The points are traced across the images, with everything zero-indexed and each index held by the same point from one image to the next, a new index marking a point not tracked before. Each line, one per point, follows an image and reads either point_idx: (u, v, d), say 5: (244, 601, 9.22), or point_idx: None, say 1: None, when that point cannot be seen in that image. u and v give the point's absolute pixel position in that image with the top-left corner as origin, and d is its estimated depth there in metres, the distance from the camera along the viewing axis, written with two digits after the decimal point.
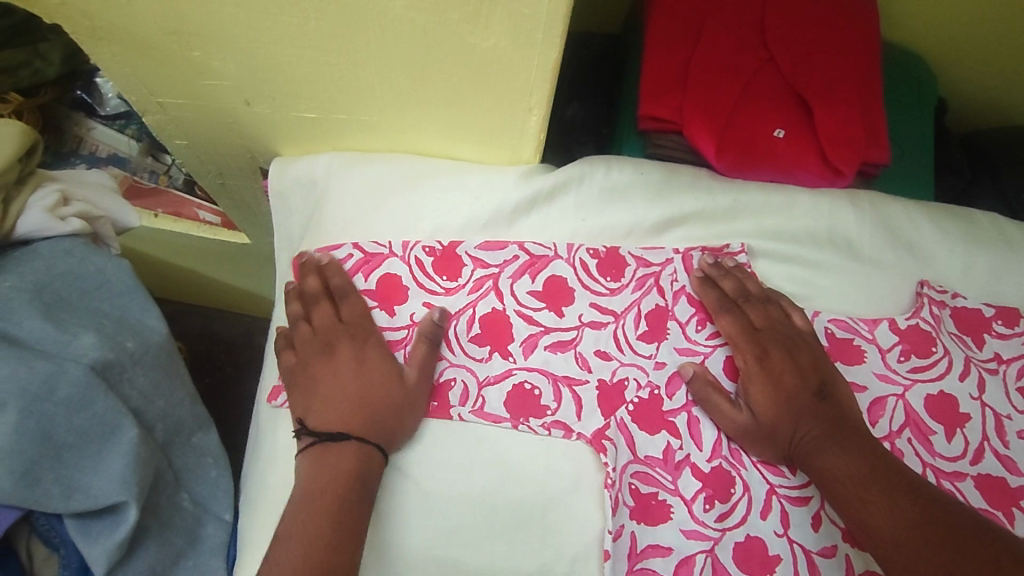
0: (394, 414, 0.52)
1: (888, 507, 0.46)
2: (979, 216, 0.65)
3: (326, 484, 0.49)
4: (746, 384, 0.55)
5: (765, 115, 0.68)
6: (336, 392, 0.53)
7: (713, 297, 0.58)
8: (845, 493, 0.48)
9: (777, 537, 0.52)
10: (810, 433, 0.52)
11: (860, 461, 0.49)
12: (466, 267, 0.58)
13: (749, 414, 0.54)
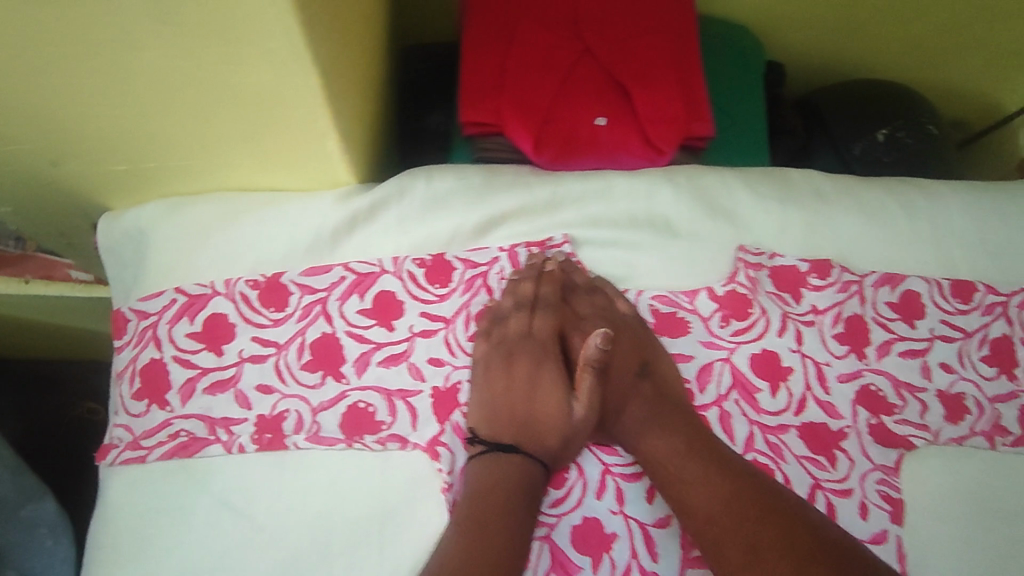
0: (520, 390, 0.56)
1: (708, 484, 0.49)
2: (792, 176, 0.67)
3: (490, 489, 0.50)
4: (549, 387, 0.56)
5: (584, 105, 0.70)
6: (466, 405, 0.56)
7: (514, 307, 0.59)
8: (675, 477, 0.51)
9: (613, 515, 0.55)
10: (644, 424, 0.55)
11: (688, 444, 0.52)
12: (292, 295, 0.59)
13: (566, 416, 0.54)
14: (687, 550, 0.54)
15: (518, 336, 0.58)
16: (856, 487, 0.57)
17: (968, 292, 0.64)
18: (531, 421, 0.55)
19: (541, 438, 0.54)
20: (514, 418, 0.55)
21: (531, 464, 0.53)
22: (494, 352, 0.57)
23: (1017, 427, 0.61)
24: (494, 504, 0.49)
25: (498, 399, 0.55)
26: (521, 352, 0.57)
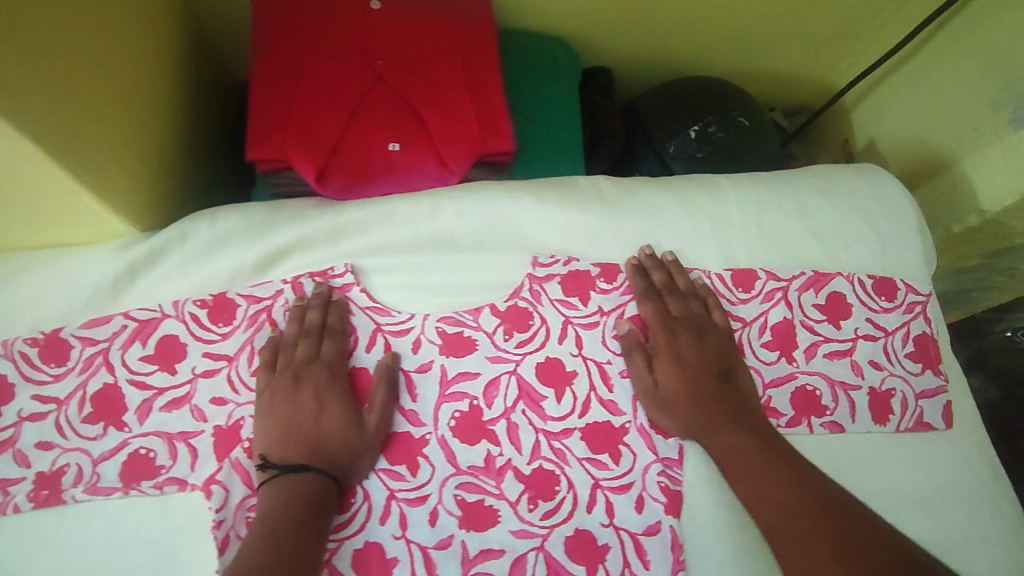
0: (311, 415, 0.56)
1: (712, 412, 0.58)
2: (577, 182, 0.69)
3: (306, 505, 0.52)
4: (334, 409, 0.57)
5: (375, 131, 0.72)
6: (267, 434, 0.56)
7: (301, 334, 0.60)
8: (678, 402, 0.59)
9: (395, 540, 0.56)
10: (665, 353, 0.61)
11: (688, 375, 0.60)
12: (73, 349, 0.59)
13: (349, 436, 0.56)
14: (467, 565, 0.56)
15: (305, 362, 0.58)
16: (637, 479, 0.59)
17: (748, 280, 0.66)
18: (318, 438, 0.55)
19: (327, 459, 0.55)
20: (296, 442, 0.55)
21: (317, 480, 0.53)
22: (283, 374, 0.58)
23: (790, 408, 0.63)
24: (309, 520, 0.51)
25: (288, 424, 0.56)
26: (308, 376, 0.58)
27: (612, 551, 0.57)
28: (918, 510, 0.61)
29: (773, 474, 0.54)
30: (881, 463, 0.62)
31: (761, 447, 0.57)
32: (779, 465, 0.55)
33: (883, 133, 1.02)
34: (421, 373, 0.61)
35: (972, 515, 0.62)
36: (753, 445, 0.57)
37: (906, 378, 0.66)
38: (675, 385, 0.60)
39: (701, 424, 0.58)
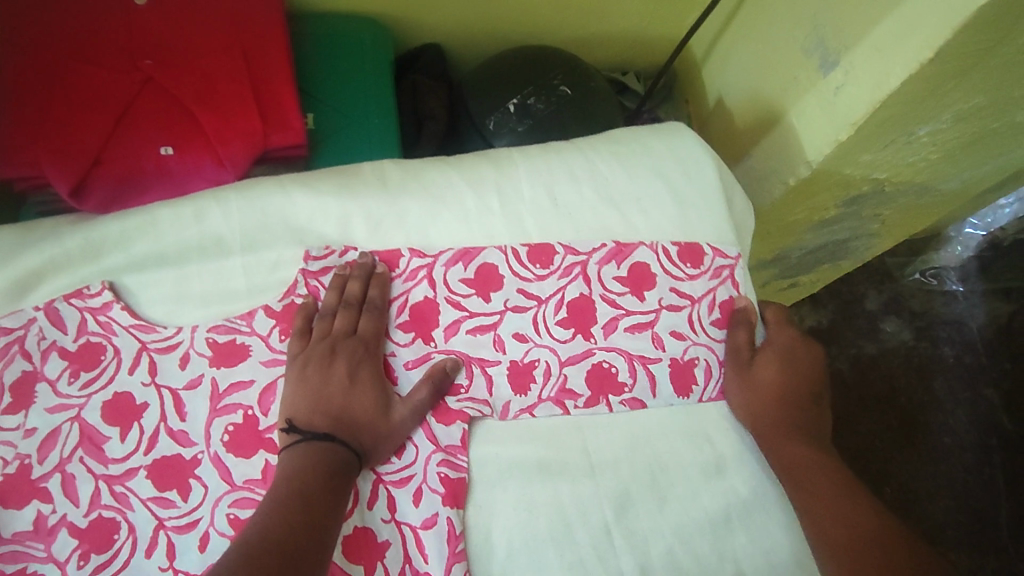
0: (322, 391, 0.57)
1: (790, 422, 0.62)
2: (359, 171, 0.66)
3: (309, 473, 0.52)
4: (368, 384, 0.58)
5: (141, 136, 0.67)
6: (298, 403, 0.57)
7: (340, 305, 0.61)
8: (753, 398, 0.62)
9: (162, 572, 0.54)
10: (795, 347, 0.66)
11: (755, 378, 0.63)
12: None
13: (383, 414, 0.57)
14: None
15: (343, 335, 0.60)
16: (420, 471, 0.57)
17: (546, 255, 0.65)
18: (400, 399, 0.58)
19: (378, 427, 0.57)
20: (340, 410, 0.56)
21: (343, 454, 0.54)
22: (315, 347, 0.59)
23: (585, 387, 0.62)
24: (314, 484, 0.52)
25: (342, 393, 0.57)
26: (344, 349, 0.59)
27: (393, 547, 0.55)
28: (715, 474, 0.61)
29: (811, 479, 0.59)
30: (676, 432, 0.62)
31: (820, 447, 0.62)
32: (822, 457, 0.61)
33: (728, 88, 1.00)
34: (190, 391, 0.58)
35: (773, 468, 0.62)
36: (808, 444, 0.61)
37: (711, 347, 0.65)
38: (782, 379, 0.63)
39: (767, 422, 0.62)
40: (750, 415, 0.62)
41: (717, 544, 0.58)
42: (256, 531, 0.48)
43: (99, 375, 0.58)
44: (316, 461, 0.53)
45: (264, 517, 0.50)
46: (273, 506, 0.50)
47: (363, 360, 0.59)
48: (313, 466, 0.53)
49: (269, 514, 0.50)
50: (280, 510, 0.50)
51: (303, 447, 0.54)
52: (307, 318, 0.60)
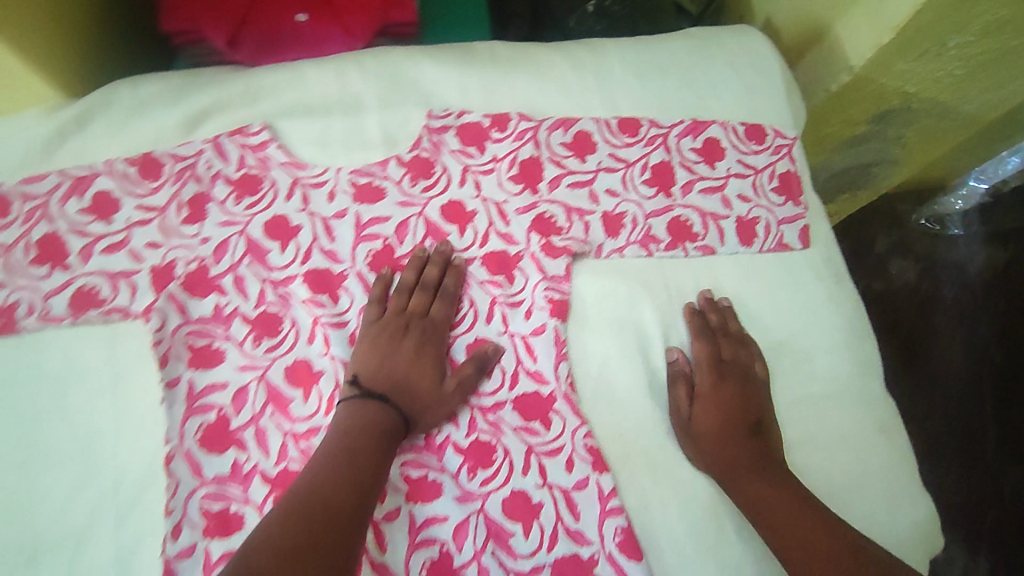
0: (385, 360, 0.62)
1: (739, 455, 0.63)
2: (472, 47, 0.75)
3: (365, 428, 0.59)
4: (429, 361, 0.63)
5: (280, 4, 0.76)
6: (369, 363, 0.62)
7: (417, 285, 0.66)
8: (706, 453, 0.64)
9: (321, 356, 0.65)
10: (709, 394, 0.65)
11: (696, 433, 0.64)
12: (13, 203, 0.65)
13: (433, 396, 0.62)
14: None
15: (416, 316, 0.65)
16: (530, 295, 0.67)
17: (633, 128, 0.73)
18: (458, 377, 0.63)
19: (422, 399, 0.62)
20: (394, 377, 0.62)
21: (387, 413, 0.60)
22: (391, 319, 0.64)
23: (666, 234, 0.70)
24: (364, 442, 0.58)
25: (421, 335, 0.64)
26: (416, 328, 0.64)
27: (508, 350, 0.66)
28: (786, 316, 0.70)
29: (776, 516, 0.60)
30: (744, 276, 0.70)
31: (779, 477, 0.62)
32: (779, 493, 0.61)
33: (777, 11, 1.09)
34: (338, 220, 0.68)
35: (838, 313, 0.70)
36: (764, 474, 0.62)
37: (769, 209, 0.72)
38: (721, 419, 0.64)
39: (721, 470, 0.63)
40: (708, 467, 0.64)
41: (781, 368, 0.68)
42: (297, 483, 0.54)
43: (259, 202, 0.68)
44: (371, 418, 0.60)
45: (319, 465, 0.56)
46: (324, 456, 0.56)
47: (434, 337, 0.65)
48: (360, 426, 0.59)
49: (328, 462, 0.56)
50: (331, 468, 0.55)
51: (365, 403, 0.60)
52: (382, 288, 0.66)
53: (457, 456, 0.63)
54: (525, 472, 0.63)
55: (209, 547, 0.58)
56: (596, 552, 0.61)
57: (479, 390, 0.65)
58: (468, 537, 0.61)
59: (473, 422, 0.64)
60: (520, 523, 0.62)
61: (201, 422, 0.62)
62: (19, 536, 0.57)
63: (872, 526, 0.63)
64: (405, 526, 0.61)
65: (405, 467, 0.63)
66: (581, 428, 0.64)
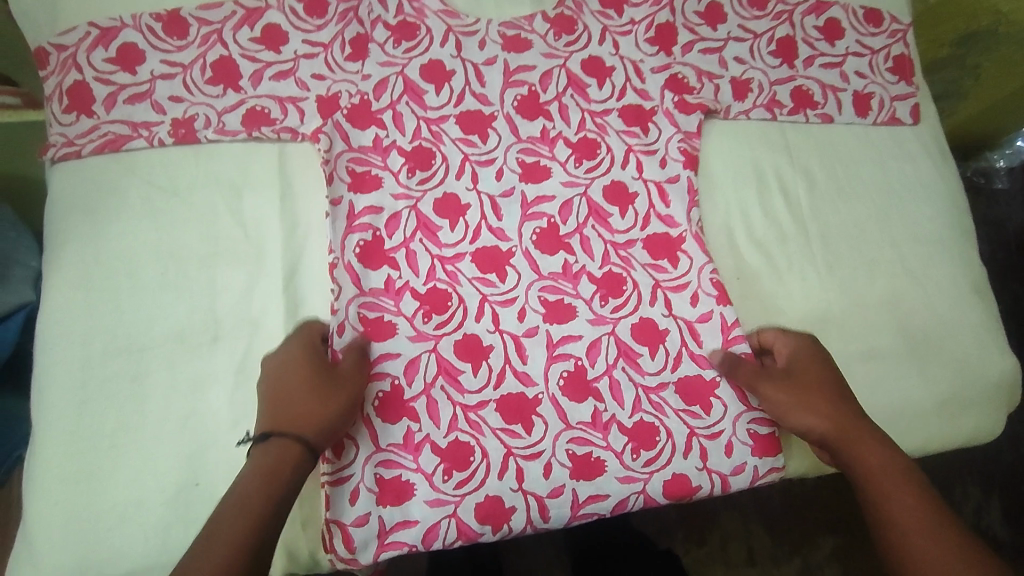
0: (296, 388, 0.55)
1: (847, 422, 0.57)
2: None
3: (264, 476, 0.49)
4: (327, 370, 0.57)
5: None
6: (274, 413, 0.53)
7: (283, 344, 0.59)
8: (803, 418, 0.59)
9: (469, 191, 0.68)
10: (813, 364, 0.61)
11: (802, 380, 0.60)
12: (191, 27, 0.68)
13: (350, 385, 0.57)
14: (526, 209, 0.68)
15: (285, 356, 0.57)
16: (664, 146, 0.72)
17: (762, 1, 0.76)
18: (327, 385, 0.56)
19: (342, 396, 0.56)
20: (286, 404, 0.53)
21: (307, 448, 0.52)
22: (276, 370, 0.56)
23: (789, 100, 0.74)
24: (269, 489, 0.48)
25: (273, 364, 0.56)
26: (293, 361, 0.57)
27: (640, 197, 0.70)
28: (897, 183, 0.74)
29: (892, 491, 0.53)
30: (860, 145, 0.75)
31: (897, 456, 0.56)
32: (901, 465, 0.55)
33: None
34: (488, 66, 0.71)
35: (943, 186, 0.75)
36: (891, 453, 0.56)
37: (884, 85, 0.76)
38: (825, 382, 0.60)
39: (831, 427, 0.58)
40: (809, 424, 0.59)
41: (894, 231, 0.72)
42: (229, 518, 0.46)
43: (417, 46, 0.70)
44: (285, 456, 0.51)
45: (222, 512, 0.46)
46: (229, 506, 0.47)
47: (310, 357, 0.58)
48: (279, 465, 0.50)
49: (233, 506, 0.47)
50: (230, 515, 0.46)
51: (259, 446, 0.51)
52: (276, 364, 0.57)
53: (590, 285, 0.67)
54: (654, 303, 0.67)
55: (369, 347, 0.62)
56: (719, 376, 0.65)
57: (612, 228, 0.69)
58: (601, 354, 0.65)
59: (606, 256, 0.68)
60: (648, 345, 0.66)
61: (360, 239, 0.64)
62: (200, 319, 0.61)
63: (965, 368, 0.68)
64: (543, 341, 0.64)
65: (543, 291, 0.66)
66: (709, 266, 0.68)
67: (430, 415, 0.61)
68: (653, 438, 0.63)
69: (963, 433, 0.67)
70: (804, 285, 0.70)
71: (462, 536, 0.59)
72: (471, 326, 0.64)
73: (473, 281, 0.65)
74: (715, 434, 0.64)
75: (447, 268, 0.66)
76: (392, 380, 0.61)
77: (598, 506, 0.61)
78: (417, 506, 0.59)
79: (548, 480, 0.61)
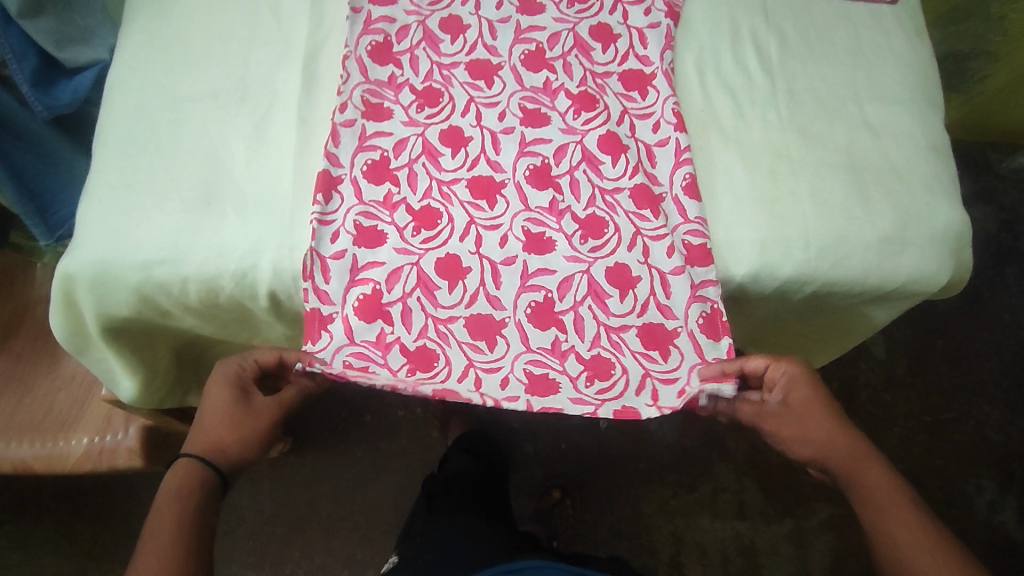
0: (221, 422, 0.69)
1: (842, 454, 0.71)
2: None
3: (182, 485, 0.66)
4: (252, 409, 0.71)
5: None
6: (207, 442, 0.69)
7: (222, 375, 0.71)
8: (809, 447, 0.72)
9: (471, 15, 0.77)
10: (810, 402, 0.71)
11: (793, 415, 0.72)
12: None
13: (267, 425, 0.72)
14: (518, 34, 0.76)
15: (222, 393, 0.70)
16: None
17: None
18: (247, 425, 0.70)
19: (259, 430, 0.71)
20: (216, 439, 0.69)
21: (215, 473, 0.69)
22: (212, 403, 0.70)
23: None
24: (184, 498, 0.65)
25: (208, 396, 0.71)
26: (226, 395, 0.70)
27: (622, 38, 0.77)
28: (866, 52, 0.79)
29: (885, 516, 0.66)
30: (837, 14, 0.81)
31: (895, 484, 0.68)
32: (896, 489, 0.68)
33: None
34: None
35: (911, 61, 0.80)
36: (894, 482, 0.68)
37: None
38: (814, 421, 0.71)
39: (833, 456, 0.71)
40: (813, 453, 0.72)
41: (859, 92, 0.77)
42: (157, 524, 0.63)
43: None
44: (195, 474, 0.68)
45: (155, 521, 0.63)
46: (163, 506, 0.64)
47: (239, 395, 0.70)
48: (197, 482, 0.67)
49: (162, 514, 0.64)
50: (163, 515, 0.64)
51: (177, 463, 0.68)
52: (210, 391, 0.70)
53: (566, 100, 0.74)
54: (619, 124, 0.74)
55: (366, 124, 0.72)
56: (664, 193, 0.72)
57: (594, 59, 0.76)
58: (566, 156, 0.73)
59: (584, 79, 0.75)
60: (610, 155, 0.73)
61: (371, 40, 0.75)
62: (232, 84, 0.73)
63: (910, 216, 0.72)
64: (517, 139, 0.73)
65: (523, 99, 0.74)
66: (673, 97, 0.74)
67: (410, 184, 0.71)
68: (601, 229, 0.71)
69: (899, 275, 0.71)
70: (765, 124, 0.74)
71: (420, 284, 0.69)
72: (457, 120, 0.73)
73: (464, 84, 0.74)
74: (659, 235, 0.71)
75: (442, 73, 0.75)
76: (381, 152, 0.71)
77: (545, 278, 0.70)
78: (386, 251, 0.70)
79: (503, 249, 0.70)
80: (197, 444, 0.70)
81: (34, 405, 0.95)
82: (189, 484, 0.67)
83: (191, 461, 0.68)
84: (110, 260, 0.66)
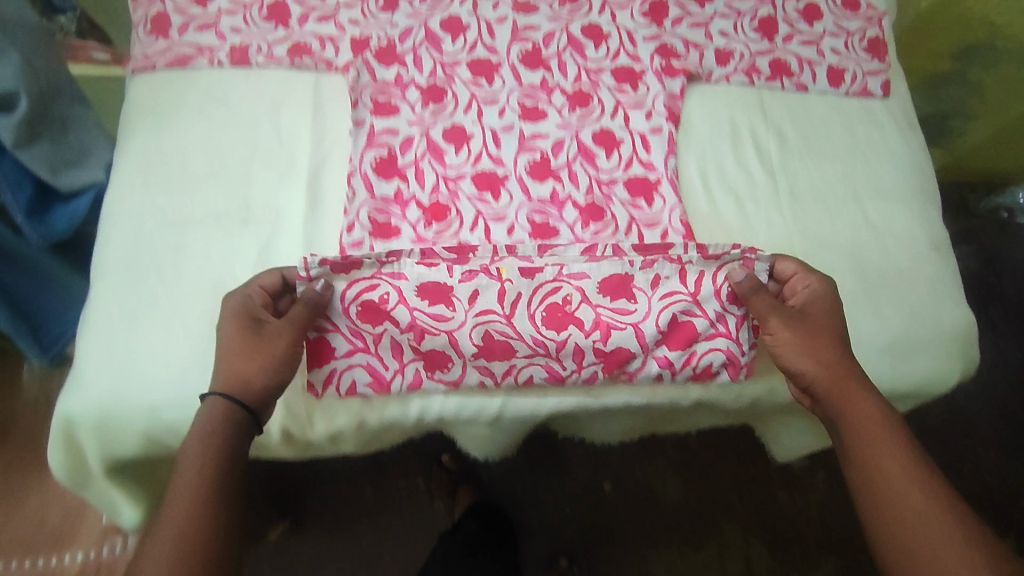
0: (244, 360, 0.59)
1: (841, 371, 0.61)
2: None
3: (212, 436, 0.55)
4: (275, 329, 0.61)
5: None
6: (232, 375, 0.58)
7: (236, 300, 0.62)
8: (807, 355, 0.62)
9: (474, 124, 0.77)
10: (827, 314, 0.64)
11: (807, 323, 0.64)
12: None
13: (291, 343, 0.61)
14: (522, 143, 0.76)
15: (238, 314, 0.61)
16: (651, 103, 0.79)
17: None
18: (270, 355, 0.60)
19: (280, 352, 0.60)
20: (240, 375, 0.58)
21: (245, 423, 0.58)
22: (227, 332, 0.60)
23: (767, 68, 0.83)
24: (213, 442, 0.55)
25: (220, 332, 0.60)
26: (241, 322, 0.61)
27: (625, 143, 0.77)
28: (863, 149, 0.81)
29: (879, 445, 0.57)
30: (832, 110, 0.83)
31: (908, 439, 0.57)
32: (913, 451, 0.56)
33: None
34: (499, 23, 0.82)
35: (906, 157, 0.81)
36: (898, 425, 0.58)
37: (857, 62, 0.85)
38: (825, 338, 0.62)
39: (822, 376, 0.61)
40: (805, 367, 0.62)
41: (858, 190, 0.78)
42: (184, 473, 0.53)
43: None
44: (218, 427, 0.56)
45: (181, 477, 0.53)
46: (191, 457, 0.54)
47: (255, 320, 0.61)
48: (224, 430, 0.56)
49: (196, 465, 0.53)
50: (190, 467, 0.53)
51: (201, 407, 0.57)
52: (223, 322, 0.61)
53: (574, 211, 0.74)
54: (628, 235, 0.73)
55: (374, 245, 0.71)
56: None
57: (598, 166, 0.76)
58: None
59: (590, 188, 0.75)
60: None
61: (375, 155, 0.74)
62: (235, 205, 0.72)
63: (916, 315, 0.73)
64: None
65: (531, 212, 0.74)
66: (679, 206, 0.74)
67: None
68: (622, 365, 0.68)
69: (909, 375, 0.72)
70: (770, 227, 0.75)
71: None
72: (466, 235, 0.72)
73: (471, 198, 0.74)
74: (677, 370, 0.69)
75: (449, 187, 0.74)
76: None
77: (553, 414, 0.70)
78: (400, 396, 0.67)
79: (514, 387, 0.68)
80: (218, 382, 0.58)
81: (27, 522, 0.91)
82: (217, 432, 0.55)
83: (218, 400, 0.57)
84: (114, 398, 0.64)
